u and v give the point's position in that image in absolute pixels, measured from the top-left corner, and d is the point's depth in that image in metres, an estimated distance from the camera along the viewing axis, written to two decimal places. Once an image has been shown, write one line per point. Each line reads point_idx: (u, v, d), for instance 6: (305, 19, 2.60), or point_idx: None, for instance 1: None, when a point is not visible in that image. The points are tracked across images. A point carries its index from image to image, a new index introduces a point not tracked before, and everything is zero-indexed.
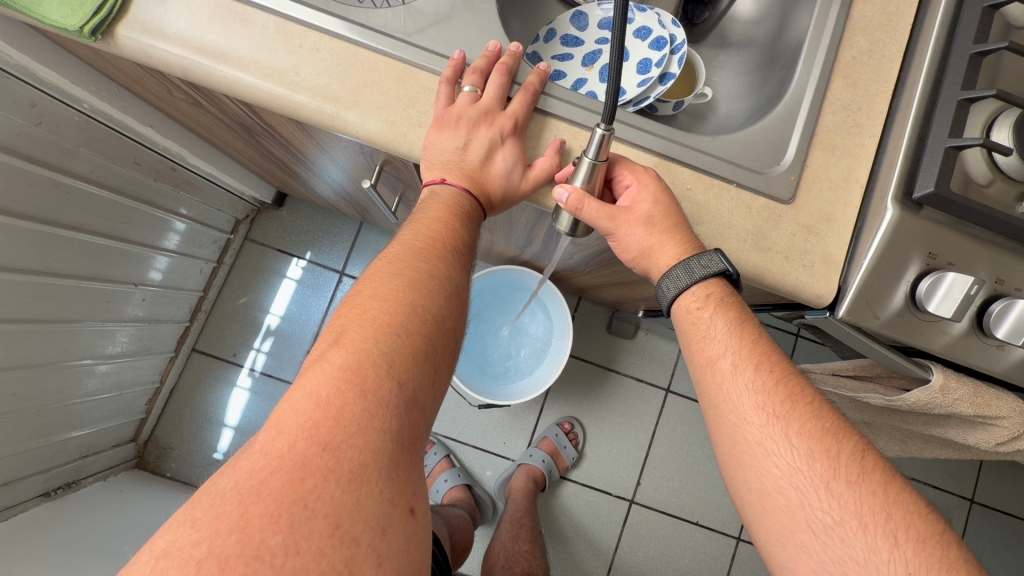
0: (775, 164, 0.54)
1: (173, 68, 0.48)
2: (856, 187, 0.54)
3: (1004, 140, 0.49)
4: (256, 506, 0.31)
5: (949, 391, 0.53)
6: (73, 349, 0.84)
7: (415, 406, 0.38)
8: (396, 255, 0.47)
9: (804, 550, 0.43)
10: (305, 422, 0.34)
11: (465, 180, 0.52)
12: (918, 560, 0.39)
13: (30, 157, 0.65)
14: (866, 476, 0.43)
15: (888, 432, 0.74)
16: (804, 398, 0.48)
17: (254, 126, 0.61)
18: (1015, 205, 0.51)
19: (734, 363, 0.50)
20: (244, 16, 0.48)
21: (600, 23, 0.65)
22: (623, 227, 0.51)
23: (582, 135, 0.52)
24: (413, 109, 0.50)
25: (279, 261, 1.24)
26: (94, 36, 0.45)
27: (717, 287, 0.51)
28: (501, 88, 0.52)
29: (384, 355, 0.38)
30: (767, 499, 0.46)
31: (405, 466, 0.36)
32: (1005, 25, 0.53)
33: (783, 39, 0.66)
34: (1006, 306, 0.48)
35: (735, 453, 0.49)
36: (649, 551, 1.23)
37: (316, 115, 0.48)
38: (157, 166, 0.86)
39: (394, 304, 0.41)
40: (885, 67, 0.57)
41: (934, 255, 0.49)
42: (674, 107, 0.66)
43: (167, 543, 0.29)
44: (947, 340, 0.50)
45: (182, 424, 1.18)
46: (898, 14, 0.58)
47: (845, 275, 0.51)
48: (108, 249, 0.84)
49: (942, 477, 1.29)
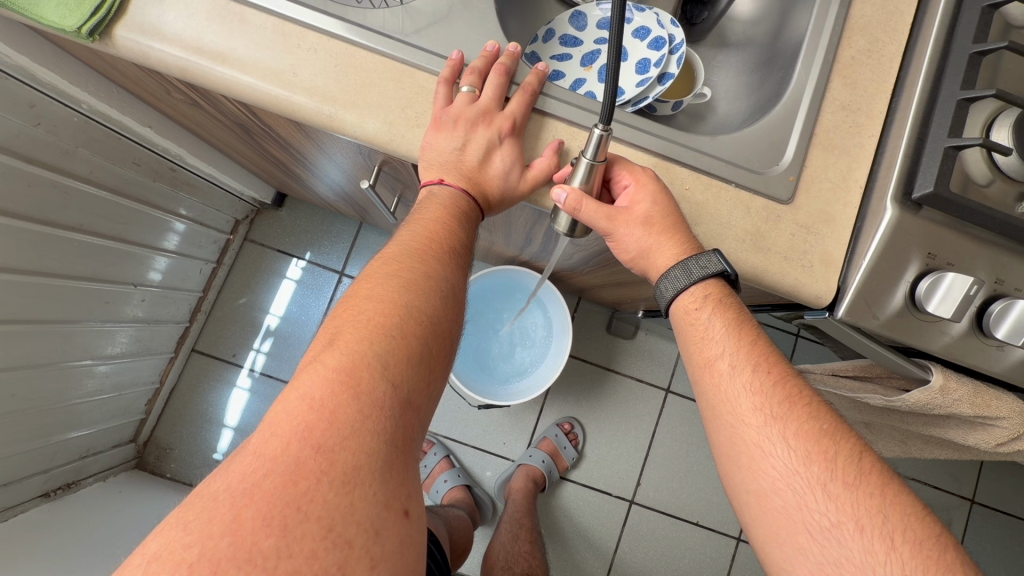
0: (775, 164, 0.54)
1: (171, 68, 0.47)
2: (855, 187, 0.53)
3: (1004, 139, 0.49)
4: (248, 509, 0.31)
5: (949, 391, 0.53)
6: (73, 350, 0.84)
7: (410, 407, 0.38)
8: (393, 256, 0.47)
9: (800, 551, 0.43)
10: (299, 425, 0.34)
11: (464, 180, 0.52)
12: (915, 562, 0.39)
13: (30, 158, 0.65)
14: (863, 479, 0.43)
15: (888, 432, 0.74)
16: (802, 399, 0.47)
17: (253, 126, 0.61)
18: (1014, 205, 0.50)
19: (732, 363, 0.50)
20: (242, 16, 0.48)
21: (600, 23, 0.65)
22: (621, 227, 0.50)
23: (581, 135, 0.52)
24: (410, 109, 0.49)
25: (279, 261, 1.24)
26: (92, 37, 0.45)
27: (715, 287, 0.51)
28: (499, 88, 0.52)
29: (379, 357, 0.38)
30: (764, 500, 0.46)
31: (400, 468, 0.36)
32: (1005, 24, 0.53)
33: (782, 38, 0.66)
34: (1006, 307, 0.47)
35: (732, 454, 0.49)
36: (649, 551, 1.23)
37: (313, 115, 0.48)
38: (156, 166, 0.86)
39: (389, 305, 0.41)
40: (884, 67, 0.56)
41: (934, 255, 0.49)
42: (673, 107, 0.66)
43: (159, 546, 0.29)
44: (946, 341, 0.50)
45: (181, 424, 1.18)
46: (898, 14, 0.58)
47: (844, 275, 0.51)
48: (107, 249, 0.84)
49: (942, 477, 1.29)
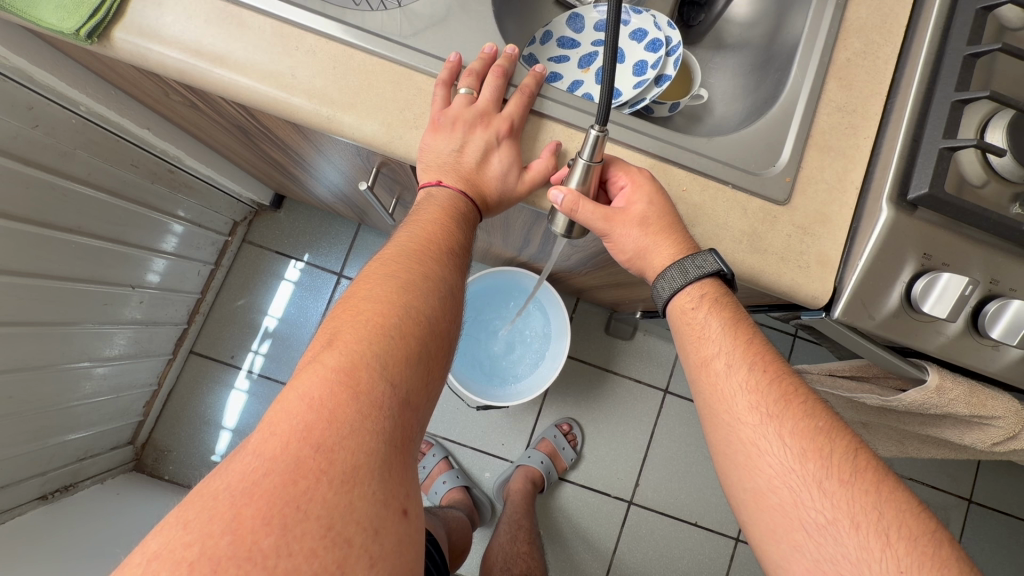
0: (771, 165, 0.55)
1: (169, 70, 0.48)
2: (851, 188, 0.54)
3: (998, 140, 0.50)
4: (248, 507, 0.31)
5: (945, 391, 0.53)
6: (72, 352, 0.84)
7: (408, 407, 0.38)
8: (391, 256, 0.47)
9: (797, 549, 0.43)
10: (298, 425, 0.34)
11: (461, 181, 0.52)
12: (911, 558, 0.39)
13: (27, 159, 0.65)
14: (858, 475, 0.43)
15: (886, 432, 0.74)
16: (798, 398, 0.48)
17: (251, 128, 0.61)
18: (1009, 205, 0.51)
19: (728, 363, 0.50)
20: (240, 19, 0.48)
21: (595, 26, 0.65)
22: (618, 227, 0.51)
23: (577, 136, 0.52)
24: (408, 111, 0.50)
25: (278, 263, 1.24)
26: (90, 39, 0.46)
27: (711, 287, 0.51)
28: (497, 90, 0.52)
29: (378, 357, 0.38)
30: (761, 499, 0.46)
31: (398, 467, 0.36)
32: (999, 26, 0.53)
33: (778, 40, 0.66)
34: (1001, 306, 0.48)
35: (729, 452, 0.49)
36: (648, 551, 1.23)
37: (313, 117, 0.48)
38: (155, 168, 0.86)
39: (388, 305, 0.41)
40: (879, 68, 0.57)
41: (929, 255, 0.50)
42: (670, 109, 0.66)
43: (160, 545, 0.29)
44: (941, 341, 0.51)
45: (179, 426, 1.18)
46: (892, 16, 0.58)
47: (840, 276, 0.51)
48: (106, 251, 0.84)
49: (941, 477, 1.29)
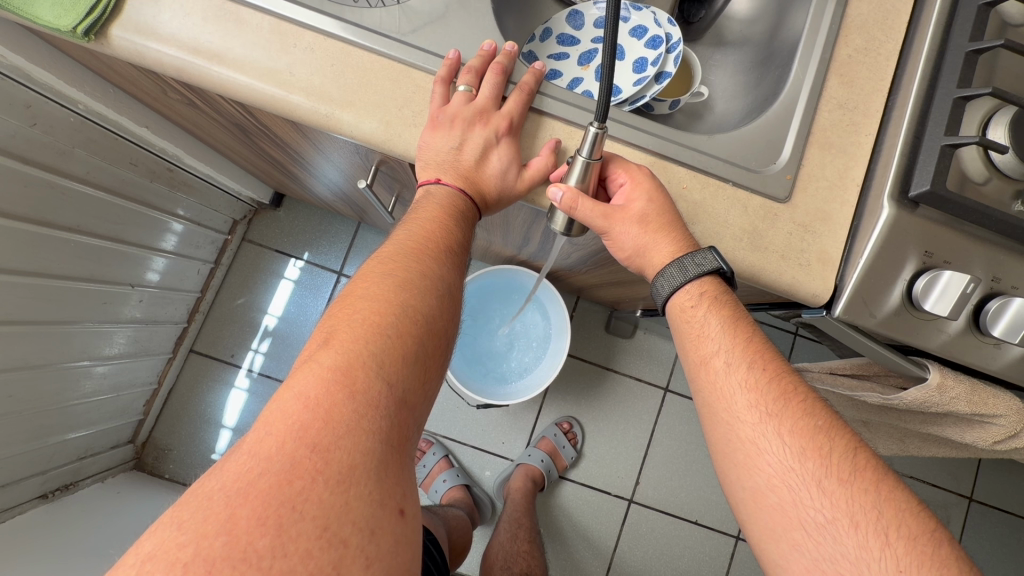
0: (771, 163, 0.54)
1: (167, 68, 0.47)
2: (852, 186, 0.53)
3: (999, 137, 0.49)
4: (243, 508, 0.30)
5: (947, 389, 0.53)
6: (72, 350, 0.84)
7: (405, 407, 0.38)
8: (389, 255, 0.47)
9: (796, 548, 0.43)
10: (294, 424, 0.34)
11: (460, 180, 0.52)
12: (911, 558, 0.39)
13: (25, 158, 0.65)
14: (858, 475, 0.43)
15: (887, 431, 0.74)
16: (798, 397, 0.47)
17: (249, 127, 0.61)
18: (1011, 203, 0.51)
19: (727, 361, 0.50)
20: (238, 16, 0.48)
21: (595, 23, 0.65)
22: (617, 226, 0.51)
23: (577, 134, 0.52)
24: (407, 109, 0.49)
25: (278, 261, 1.24)
26: (87, 36, 0.45)
27: (711, 285, 0.51)
28: (496, 88, 0.51)
29: (374, 357, 0.38)
30: (760, 498, 0.46)
31: (395, 467, 0.36)
32: (1001, 23, 0.53)
33: (779, 37, 0.66)
34: (1003, 304, 0.47)
35: (729, 452, 0.49)
36: (648, 550, 1.23)
37: (311, 115, 0.48)
38: (153, 167, 0.86)
39: (384, 304, 0.41)
40: (881, 65, 0.56)
41: (931, 253, 0.49)
42: (670, 107, 0.66)
43: (154, 546, 0.29)
44: (943, 339, 0.50)
45: (180, 425, 1.18)
46: (894, 12, 0.58)
47: (841, 274, 0.51)
48: (106, 250, 0.84)
49: (941, 475, 1.29)
